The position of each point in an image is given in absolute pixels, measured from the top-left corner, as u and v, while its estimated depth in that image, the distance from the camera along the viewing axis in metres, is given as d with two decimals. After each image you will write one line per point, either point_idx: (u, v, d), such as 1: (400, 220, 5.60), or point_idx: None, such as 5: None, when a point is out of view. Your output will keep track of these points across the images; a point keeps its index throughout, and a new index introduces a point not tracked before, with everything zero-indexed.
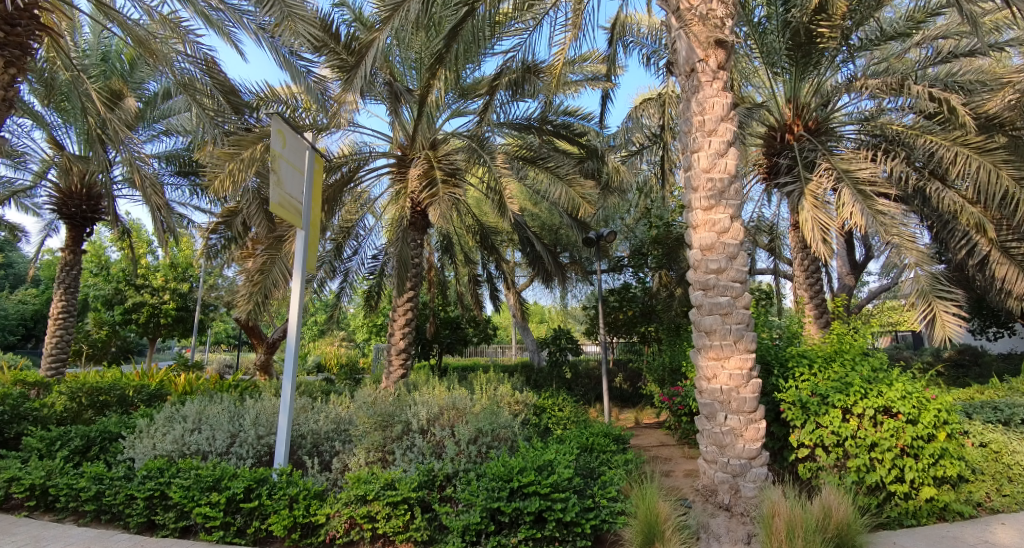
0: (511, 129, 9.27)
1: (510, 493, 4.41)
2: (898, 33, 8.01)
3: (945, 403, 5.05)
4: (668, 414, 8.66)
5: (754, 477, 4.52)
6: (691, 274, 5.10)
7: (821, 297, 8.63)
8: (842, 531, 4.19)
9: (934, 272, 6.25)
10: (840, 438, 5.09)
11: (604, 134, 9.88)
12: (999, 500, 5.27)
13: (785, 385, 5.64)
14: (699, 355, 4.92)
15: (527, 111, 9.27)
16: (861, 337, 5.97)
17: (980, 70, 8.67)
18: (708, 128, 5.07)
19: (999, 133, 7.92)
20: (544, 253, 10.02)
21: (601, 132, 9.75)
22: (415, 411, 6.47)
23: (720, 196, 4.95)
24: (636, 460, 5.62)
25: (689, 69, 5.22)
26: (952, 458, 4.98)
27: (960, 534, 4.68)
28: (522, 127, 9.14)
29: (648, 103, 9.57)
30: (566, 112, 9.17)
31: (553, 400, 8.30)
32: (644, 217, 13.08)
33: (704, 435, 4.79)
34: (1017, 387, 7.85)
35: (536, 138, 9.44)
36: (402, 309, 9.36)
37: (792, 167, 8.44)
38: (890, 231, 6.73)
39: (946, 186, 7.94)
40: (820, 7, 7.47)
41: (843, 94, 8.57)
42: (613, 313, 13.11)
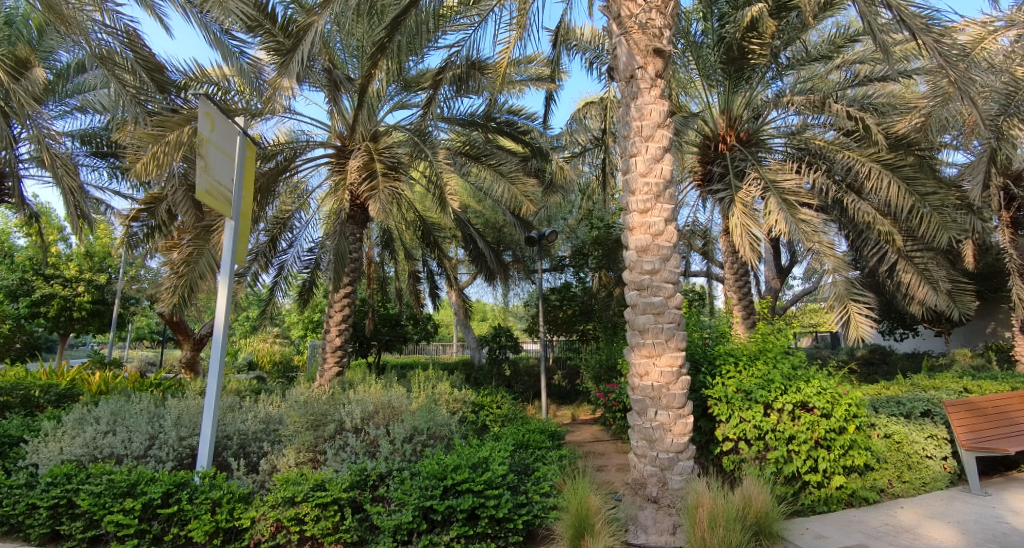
0: (455, 125, 9.20)
1: (444, 492, 4.37)
2: (821, 55, 8.52)
3: (856, 398, 5.42)
4: (603, 410, 8.88)
5: (681, 470, 4.67)
6: (626, 274, 5.22)
7: (748, 299, 9.05)
8: (761, 519, 4.41)
9: (850, 277, 6.75)
10: (761, 432, 5.37)
11: (547, 135, 9.96)
12: (900, 486, 5.73)
13: (712, 382, 5.90)
14: (632, 353, 5.05)
15: (471, 107, 9.12)
16: (783, 337, 6.28)
17: (892, 94, 9.35)
18: (645, 134, 5.22)
19: (908, 153, 8.60)
20: (486, 251, 10.02)
21: (544, 133, 9.82)
22: (349, 409, 6.30)
23: (655, 200, 5.10)
24: (570, 456, 5.71)
25: (629, 75, 5.33)
26: (860, 449, 5.35)
27: (864, 518, 5.04)
28: (465, 124, 9.08)
29: (590, 107, 9.73)
30: (510, 111, 9.12)
31: (491, 398, 8.32)
32: (586, 219, 13.34)
33: (635, 430, 4.93)
34: (917, 384, 8.58)
35: (480, 135, 9.35)
36: (339, 305, 9.10)
37: (724, 175, 8.86)
38: (811, 239, 7.18)
39: (861, 199, 8.54)
40: (752, 25, 7.63)
41: (772, 109, 8.99)
42: (554, 312, 13.30)
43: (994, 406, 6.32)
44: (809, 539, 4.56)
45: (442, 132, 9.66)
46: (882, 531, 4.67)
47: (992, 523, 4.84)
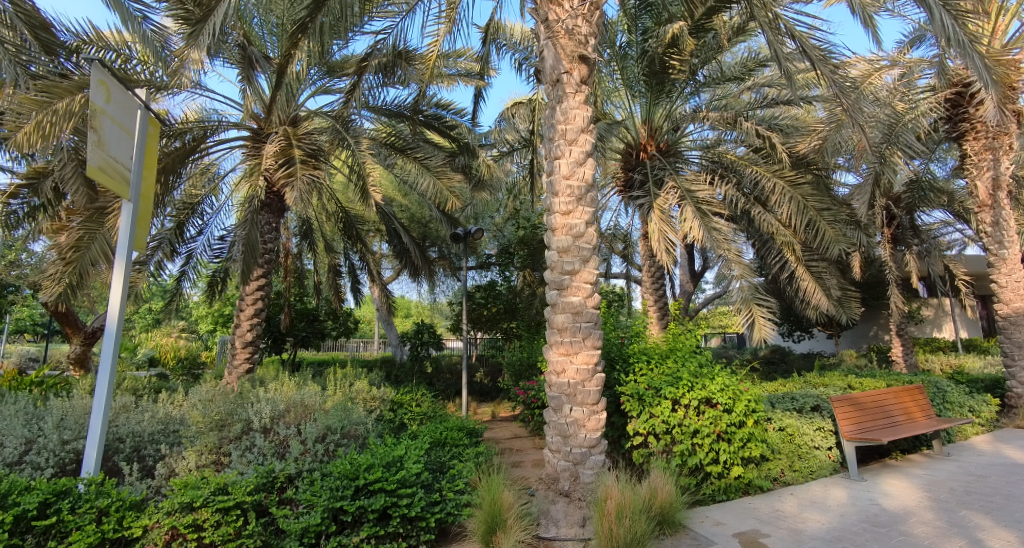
0: (381, 115, 9.00)
1: (356, 492, 4.26)
2: (734, 75, 9.08)
3: (754, 394, 5.83)
4: (522, 407, 9.02)
5: (592, 465, 4.83)
6: (548, 273, 5.33)
7: (663, 300, 9.51)
8: (664, 510, 4.66)
9: (755, 283, 7.28)
10: (669, 426, 5.63)
11: (476, 133, 9.95)
12: (790, 474, 6.24)
13: (626, 379, 6.15)
14: (550, 350, 5.16)
15: (398, 98, 8.96)
16: (693, 337, 6.65)
17: (794, 117, 10.15)
18: (569, 137, 5.33)
19: (809, 170, 9.40)
20: (411, 246, 9.88)
21: (473, 130, 9.80)
22: (258, 408, 6.01)
23: (577, 203, 5.24)
24: (487, 453, 5.76)
25: (555, 79, 5.43)
26: (756, 441, 5.76)
27: (758, 505, 5.44)
28: (392, 115, 8.90)
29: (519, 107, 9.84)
30: (438, 105, 9.05)
31: (411, 395, 8.22)
32: (513, 218, 13.49)
33: (551, 426, 5.04)
34: (808, 381, 9.38)
35: (407, 128, 9.19)
36: (251, 298, 8.62)
37: (644, 182, 9.22)
38: (720, 246, 7.66)
39: (766, 211, 9.20)
40: (673, 42, 8.08)
41: (689, 123, 9.41)
42: (478, 309, 13.34)
43: (874, 400, 7.01)
44: (708, 526, 4.87)
45: (367, 122, 9.40)
46: (772, 517, 5.07)
47: (864, 506, 5.38)
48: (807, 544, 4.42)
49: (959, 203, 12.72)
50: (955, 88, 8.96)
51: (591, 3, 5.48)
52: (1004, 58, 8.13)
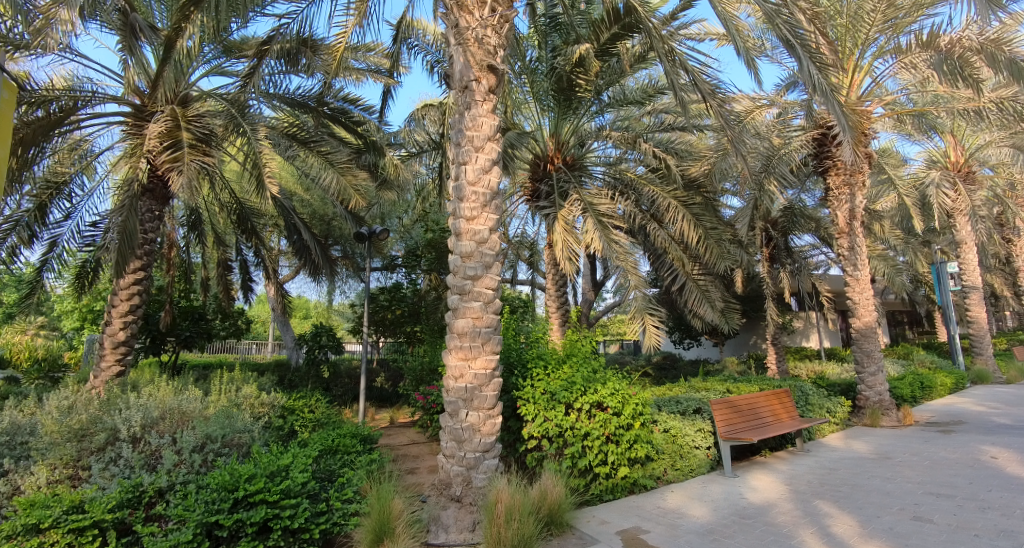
0: (282, 103, 8.63)
1: (233, 504, 4.03)
2: (635, 99, 9.55)
3: (641, 398, 6.15)
4: (421, 413, 8.98)
5: (485, 469, 4.92)
6: (450, 277, 5.36)
7: (565, 308, 9.85)
8: (553, 511, 4.84)
9: (647, 294, 7.81)
10: (561, 429, 5.80)
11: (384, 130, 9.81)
12: (672, 473, 6.67)
13: (524, 384, 6.30)
14: (449, 355, 5.19)
15: (301, 87, 8.65)
16: (589, 343, 6.96)
17: (689, 142, 10.96)
18: (476, 144, 5.41)
19: (699, 192, 10.20)
20: (311, 244, 9.50)
21: (381, 127, 9.66)
22: (126, 415, 5.48)
23: (482, 209, 5.32)
24: (381, 460, 5.69)
25: (463, 85, 5.49)
26: (642, 442, 6.06)
27: (641, 503, 5.76)
28: (294, 104, 8.57)
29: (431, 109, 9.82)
30: (345, 99, 8.84)
31: (304, 401, 7.87)
32: (421, 220, 13.37)
33: (446, 431, 5.09)
34: (692, 385, 10.16)
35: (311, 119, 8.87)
36: (125, 293, 7.85)
37: (550, 194, 9.53)
38: (618, 259, 8.13)
39: (661, 227, 9.84)
40: (579, 61, 8.45)
41: (594, 139, 9.91)
42: (382, 312, 13.07)
43: (747, 403, 7.71)
44: (594, 525, 5.10)
45: (267, 109, 8.94)
46: (654, 513, 5.42)
47: (735, 500, 5.90)
48: (683, 537, 4.77)
49: (824, 229, 14.36)
50: (820, 129, 10.15)
51: (501, 15, 5.59)
52: (859, 107, 9.33)
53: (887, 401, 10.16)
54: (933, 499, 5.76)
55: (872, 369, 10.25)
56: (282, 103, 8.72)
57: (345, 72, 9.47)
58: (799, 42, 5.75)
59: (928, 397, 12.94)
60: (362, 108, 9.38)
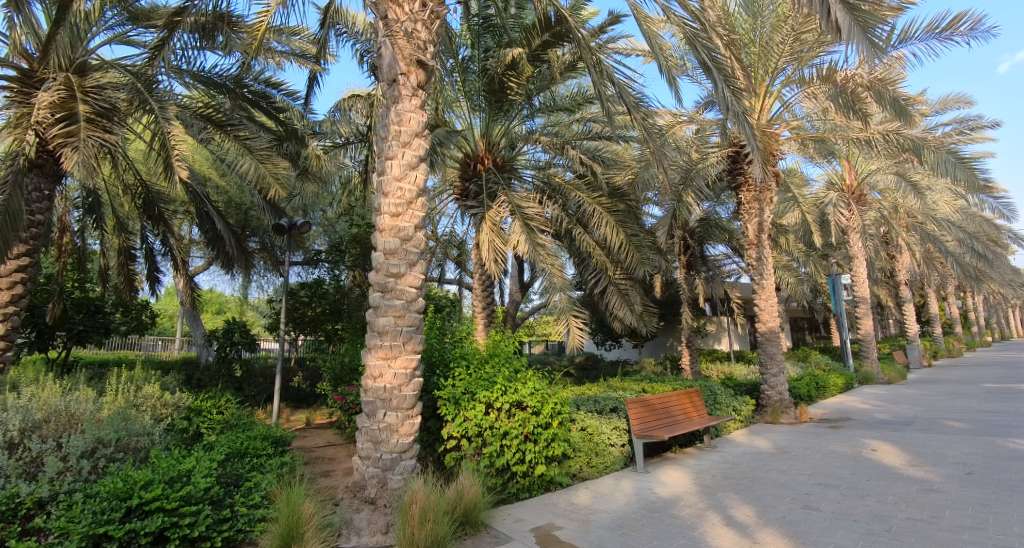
0: (195, 81, 8.17)
1: (126, 514, 3.77)
2: (565, 106, 9.80)
3: (560, 397, 6.31)
4: (339, 413, 8.78)
5: (402, 470, 4.90)
6: (373, 274, 5.28)
7: (491, 309, 9.93)
8: (468, 510, 4.88)
9: (571, 296, 8.04)
10: (481, 429, 5.84)
11: (307, 117, 9.49)
12: (587, 470, 6.90)
13: (445, 383, 6.30)
14: (369, 354, 5.12)
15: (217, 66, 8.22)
16: (512, 343, 7.05)
17: (615, 152, 11.35)
18: (403, 140, 5.35)
19: (623, 201, 10.62)
20: (226, 234, 8.99)
21: (304, 113, 9.34)
22: (2, 418, 4.96)
23: (407, 206, 5.27)
24: (293, 463, 5.52)
25: (391, 79, 5.40)
26: (560, 440, 6.21)
27: (557, 501, 5.93)
28: (209, 84, 8.12)
29: (358, 99, 9.59)
30: (266, 81, 8.48)
31: (212, 401, 7.46)
32: (346, 214, 12.99)
33: (363, 432, 5.02)
34: (611, 385, 10.59)
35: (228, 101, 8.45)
36: (5, 282, 7.08)
37: (478, 194, 9.58)
38: (544, 261, 8.32)
39: (585, 232, 10.15)
40: (510, 64, 8.58)
41: (524, 143, 10.06)
42: (301, 309, 12.73)
43: (659, 402, 8.12)
44: (509, 523, 5.20)
45: (179, 86, 8.41)
46: (567, 510, 5.60)
47: (645, 494, 6.21)
48: (593, 532, 4.97)
49: (736, 240, 15.37)
50: (734, 147, 10.80)
51: (431, 11, 5.59)
52: (768, 130, 10.08)
53: (786, 399, 11.00)
54: (820, 489, 6.34)
55: (773, 370, 11.09)
56: (196, 81, 8.26)
57: (266, 53, 9.08)
58: (716, 66, 6.10)
59: (822, 396, 14.16)
60: (285, 93, 9.04)
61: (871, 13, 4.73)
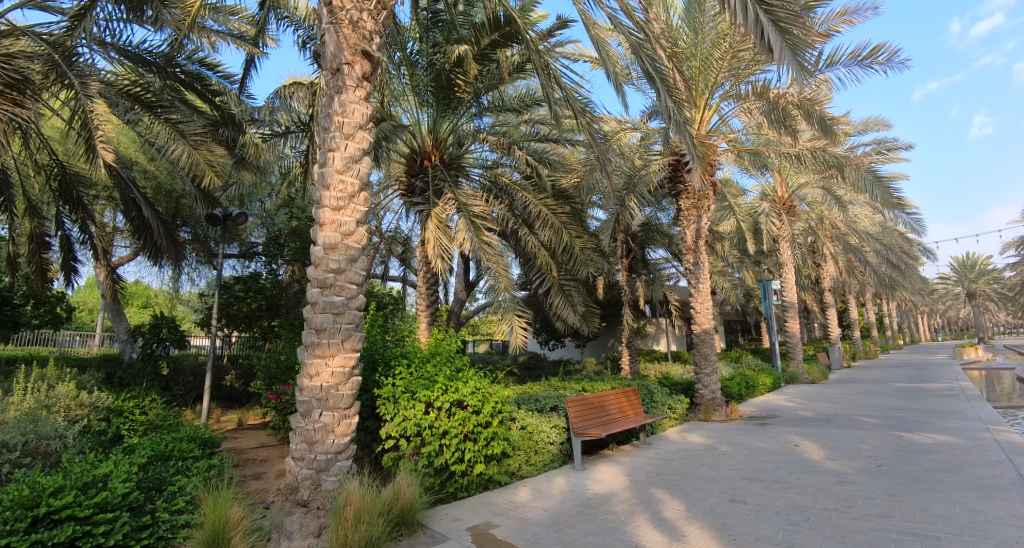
0: (121, 56, 7.65)
1: (31, 523, 3.49)
2: (513, 107, 9.84)
3: (501, 397, 6.33)
4: (273, 413, 8.48)
5: (337, 471, 4.78)
6: (311, 269, 5.12)
7: (435, 307, 9.86)
8: (405, 511, 4.83)
9: (515, 295, 8.09)
10: (420, 428, 5.78)
11: (243, 101, 9.10)
12: (526, 468, 6.97)
13: (385, 382, 6.18)
14: (305, 352, 4.97)
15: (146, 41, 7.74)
16: (454, 341, 7.00)
17: (562, 154, 11.52)
18: (346, 131, 5.22)
19: (568, 203, 10.79)
20: (153, 223, 8.49)
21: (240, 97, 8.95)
22: None
23: (349, 200, 5.14)
24: (222, 466, 5.28)
25: (335, 68, 5.26)
26: (499, 439, 6.23)
27: (495, 499, 5.96)
28: (136, 60, 7.64)
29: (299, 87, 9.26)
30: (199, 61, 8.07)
31: (134, 401, 7.02)
32: (286, 206, 12.53)
33: (297, 432, 4.87)
34: (553, 384, 10.75)
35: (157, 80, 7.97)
36: None
37: (424, 190, 9.49)
38: (490, 260, 8.34)
39: (531, 233, 10.24)
40: (459, 61, 8.57)
41: (472, 141, 10.04)
42: (235, 303, 12.18)
43: (598, 400, 8.31)
44: (446, 523, 5.18)
45: (102, 60, 7.85)
46: (504, 508, 5.64)
47: (581, 491, 6.35)
48: (530, 529, 5.04)
49: (675, 245, 15.96)
50: (675, 156, 11.21)
51: (378, 2, 5.50)
52: (706, 140, 10.53)
53: (718, 398, 11.51)
54: (746, 482, 6.70)
55: (707, 370, 11.58)
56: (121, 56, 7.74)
57: (200, 32, 8.64)
58: (660, 76, 6.30)
59: (752, 395, 14.93)
60: (220, 75, 8.64)
61: (801, 37, 5.03)
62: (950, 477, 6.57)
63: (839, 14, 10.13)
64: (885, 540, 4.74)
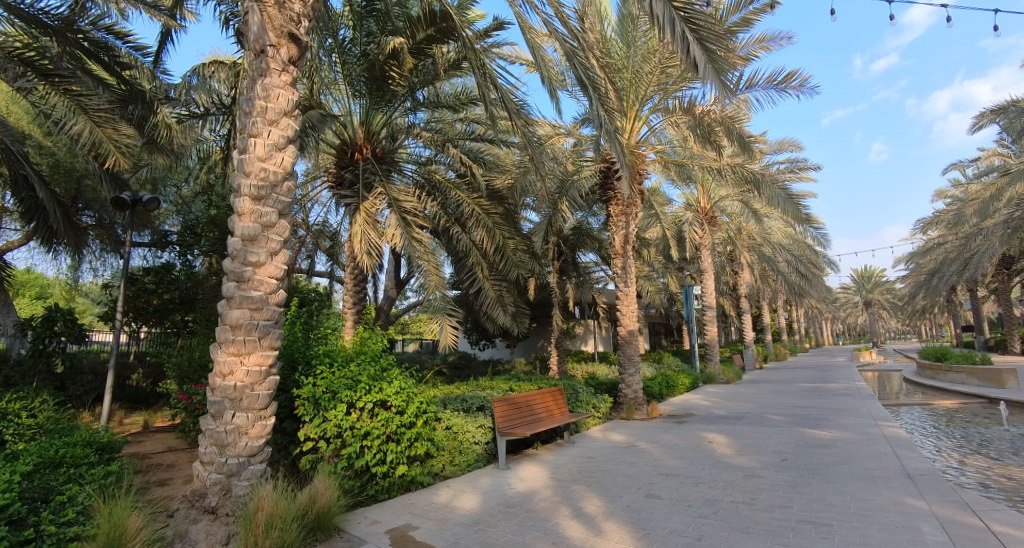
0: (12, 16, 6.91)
1: None
2: (448, 104, 9.76)
3: (427, 397, 6.26)
4: (182, 415, 7.96)
5: (249, 476, 4.55)
6: (228, 262, 4.83)
7: (362, 305, 9.62)
8: (321, 515, 4.67)
9: (445, 294, 8.02)
10: (340, 430, 5.60)
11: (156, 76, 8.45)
12: (450, 469, 6.93)
13: (304, 382, 5.94)
14: (218, 350, 4.69)
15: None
16: (381, 339, 6.84)
17: (496, 155, 11.59)
18: (269, 117, 4.98)
19: (501, 203, 10.88)
20: (49, 205, 7.73)
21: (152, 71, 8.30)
22: None
23: (271, 189, 4.91)
24: (121, 472, 4.89)
25: (259, 49, 5.00)
26: (423, 440, 6.16)
27: (416, 501, 5.89)
28: (31, 22, 6.92)
29: (220, 66, 8.73)
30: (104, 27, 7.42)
31: (18, 401, 6.36)
32: (204, 193, 11.80)
33: (206, 435, 4.60)
34: (480, 384, 10.79)
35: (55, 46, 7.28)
36: None
37: (354, 183, 9.25)
38: (421, 258, 8.25)
39: (463, 232, 10.21)
40: (393, 54, 8.44)
41: (406, 136, 9.90)
42: (144, 296, 11.33)
43: (524, 400, 8.39)
44: (364, 526, 5.06)
45: None
46: (425, 510, 5.59)
47: (504, 491, 6.41)
48: (450, 530, 5.02)
49: (604, 250, 16.48)
50: (606, 163, 11.56)
51: None
52: (635, 150, 10.94)
53: (639, 397, 11.97)
54: (662, 478, 7.02)
55: (631, 370, 12.00)
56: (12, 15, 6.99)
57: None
58: (594, 85, 6.46)
59: (672, 395, 15.65)
60: (131, 45, 7.98)
61: (723, 59, 5.30)
62: (843, 469, 7.19)
63: (758, 40, 10.83)
64: (785, 528, 5.11)
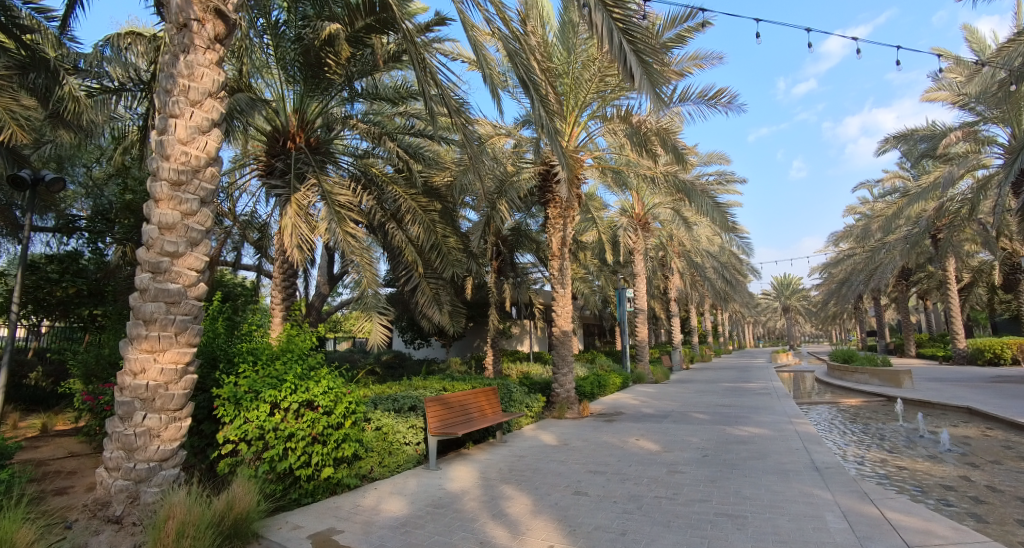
0: None
1: None
2: (387, 96, 9.56)
3: (356, 397, 6.12)
4: (85, 416, 7.34)
5: (159, 481, 4.28)
6: (142, 252, 4.52)
7: (291, 301, 9.25)
8: (238, 521, 4.45)
9: (378, 291, 7.84)
10: (262, 431, 5.37)
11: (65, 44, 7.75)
12: (378, 470, 6.80)
13: (224, 381, 5.65)
14: (129, 347, 4.37)
15: None
16: (309, 336, 6.61)
17: (435, 151, 11.47)
18: (191, 97, 4.69)
19: (439, 201, 10.79)
20: None
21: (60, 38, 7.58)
22: None
23: (192, 175, 4.63)
24: (13, 481, 4.45)
25: (181, 23, 4.71)
26: (350, 441, 6.02)
27: (342, 504, 5.74)
28: None
29: (140, 38, 8.13)
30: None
31: None
32: (118, 176, 10.95)
33: (113, 438, 4.28)
34: (414, 383, 10.65)
35: None
36: None
37: (285, 172, 8.90)
38: (354, 254, 8.03)
39: (399, 229, 10.05)
40: (330, 40, 8.19)
41: (342, 127, 9.65)
42: (46, 287, 10.38)
43: (458, 400, 8.34)
44: (285, 532, 4.88)
45: None
46: (350, 513, 5.46)
47: (433, 491, 6.37)
48: (375, 533, 4.94)
49: (542, 251, 16.68)
50: (545, 166, 11.74)
51: None
52: (574, 154, 11.17)
53: (572, 397, 12.21)
54: (590, 475, 7.21)
55: (564, 370, 12.23)
56: None
57: None
58: (534, 87, 6.53)
59: (604, 394, 16.09)
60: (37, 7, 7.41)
61: (658, 72, 5.52)
62: (758, 464, 7.68)
63: (691, 57, 11.35)
64: (704, 521, 5.40)
